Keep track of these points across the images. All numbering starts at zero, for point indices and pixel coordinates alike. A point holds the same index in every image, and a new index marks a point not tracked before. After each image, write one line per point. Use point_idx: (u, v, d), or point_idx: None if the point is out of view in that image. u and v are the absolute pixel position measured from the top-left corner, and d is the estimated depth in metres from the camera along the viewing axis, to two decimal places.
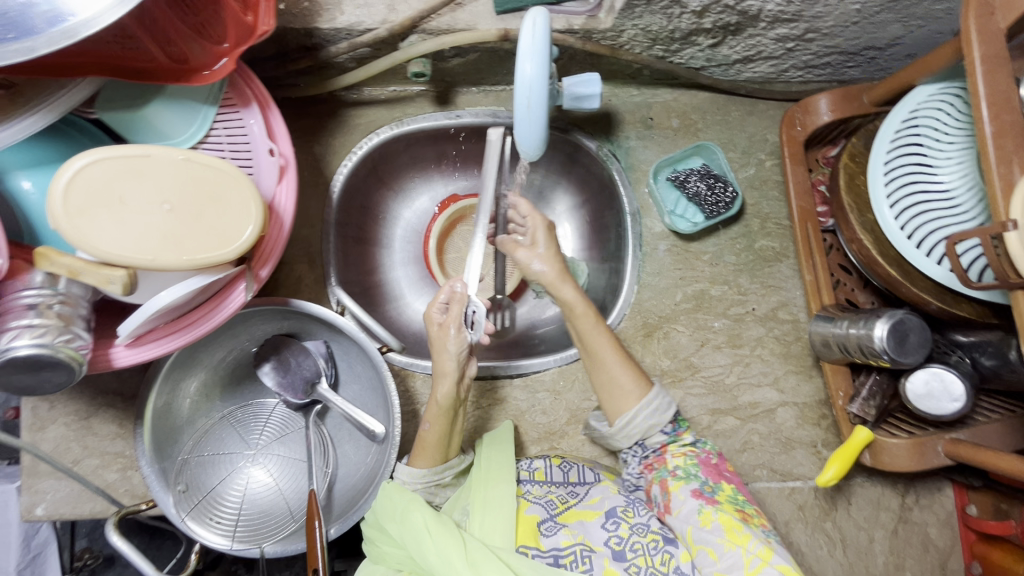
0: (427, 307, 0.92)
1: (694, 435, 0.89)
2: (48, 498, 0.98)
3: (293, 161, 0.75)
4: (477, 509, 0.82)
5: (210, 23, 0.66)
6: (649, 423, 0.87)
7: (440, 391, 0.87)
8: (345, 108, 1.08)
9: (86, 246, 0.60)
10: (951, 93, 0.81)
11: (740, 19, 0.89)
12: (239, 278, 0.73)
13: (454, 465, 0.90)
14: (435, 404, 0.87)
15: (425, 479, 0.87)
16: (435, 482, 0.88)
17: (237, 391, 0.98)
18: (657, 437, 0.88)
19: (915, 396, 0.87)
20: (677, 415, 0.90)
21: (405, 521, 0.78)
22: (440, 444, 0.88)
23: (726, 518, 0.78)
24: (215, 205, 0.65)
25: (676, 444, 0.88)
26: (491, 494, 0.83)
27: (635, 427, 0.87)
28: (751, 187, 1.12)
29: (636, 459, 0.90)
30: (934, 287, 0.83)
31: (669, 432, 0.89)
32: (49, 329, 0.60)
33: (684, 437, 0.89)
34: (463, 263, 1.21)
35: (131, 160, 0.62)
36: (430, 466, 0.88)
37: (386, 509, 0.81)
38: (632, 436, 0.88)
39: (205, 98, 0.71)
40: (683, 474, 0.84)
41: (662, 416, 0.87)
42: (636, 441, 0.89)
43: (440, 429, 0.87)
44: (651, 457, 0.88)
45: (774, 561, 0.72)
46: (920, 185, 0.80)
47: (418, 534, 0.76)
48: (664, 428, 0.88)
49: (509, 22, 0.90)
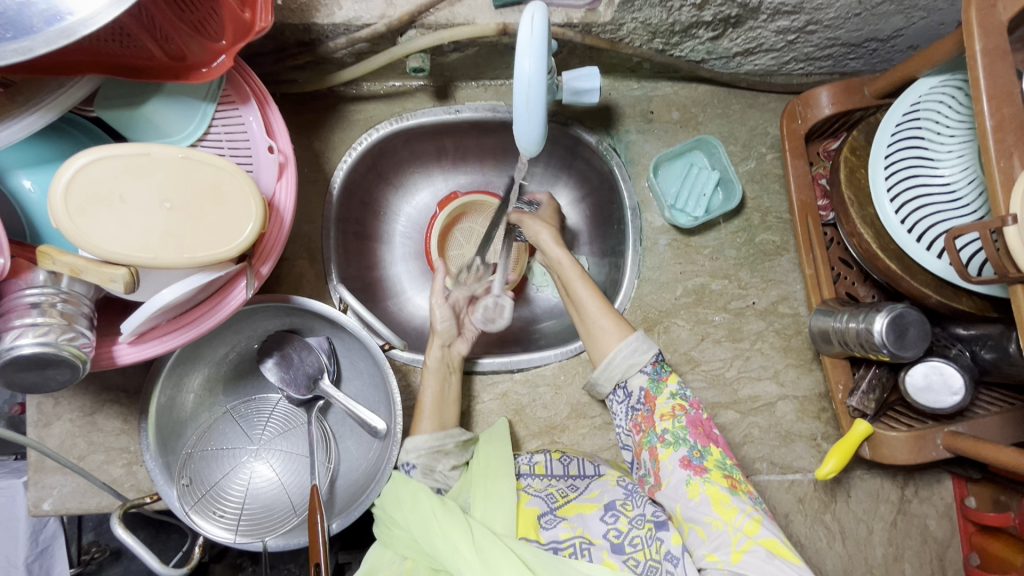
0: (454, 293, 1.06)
1: (678, 383, 0.88)
2: (55, 494, 1.00)
3: (293, 158, 0.75)
4: (478, 503, 0.84)
5: (208, 20, 0.66)
6: (629, 362, 0.89)
7: (432, 354, 0.98)
8: (344, 103, 1.08)
9: (87, 245, 0.60)
10: (953, 85, 0.80)
11: (741, 12, 0.88)
12: (240, 275, 0.74)
13: (455, 435, 0.93)
14: (429, 366, 0.98)
15: (428, 445, 0.91)
16: (436, 448, 0.91)
17: (241, 386, 0.99)
18: (638, 379, 0.89)
19: (914, 389, 0.87)
20: (661, 359, 0.91)
21: (415, 509, 0.81)
22: (438, 407, 0.95)
23: (713, 490, 0.80)
24: (215, 203, 0.65)
25: (662, 394, 0.88)
26: (492, 488, 0.85)
27: (615, 368, 0.89)
28: (752, 180, 1.12)
29: (625, 412, 0.91)
30: (933, 281, 0.83)
31: (652, 374, 0.89)
32: (52, 327, 0.61)
33: (669, 382, 0.89)
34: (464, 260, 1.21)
35: (132, 158, 0.62)
36: (432, 431, 0.92)
37: (395, 496, 0.83)
38: (614, 377, 0.90)
39: (204, 96, 0.71)
40: (671, 439, 0.84)
41: (642, 356, 0.89)
42: (619, 386, 0.91)
43: (438, 390, 0.96)
44: (639, 412, 0.89)
45: (759, 537, 0.75)
46: (921, 179, 0.79)
47: (426, 520, 0.79)
48: (647, 367, 0.89)
49: (507, 16, 0.89)
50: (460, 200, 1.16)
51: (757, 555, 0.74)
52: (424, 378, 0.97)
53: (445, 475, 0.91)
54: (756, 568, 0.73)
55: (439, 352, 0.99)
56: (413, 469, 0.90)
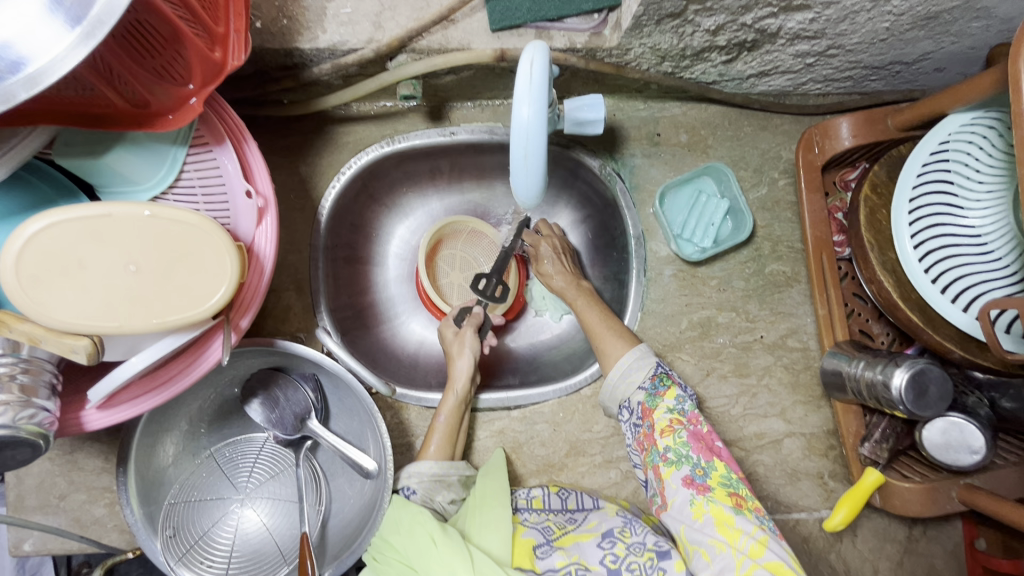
0: (443, 321, 1.03)
1: (676, 398, 0.84)
2: (35, 534, 0.97)
3: (273, 202, 0.70)
4: (474, 532, 0.81)
5: (173, 63, 0.58)
6: (626, 382, 0.87)
7: (458, 384, 0.97)
8: (332, 124, 1.02)
9: (44, 315, 0.55)
10: (983, 123, 0.74)
11: (757, 37, 0.82)
12: (216, 330, 0.69)
13: (459, 467, 0.92)
14: (454, 396, 0.96)
15: (431, 472, 0.89)
16: (439, 478, 0.89)
17: (225, 427, 0.95)
18: (637, 396, 0.86)
19: (931, 445, 0.83)
20: (661, 371, 0.88)
21: (411, 533, 0.78)
22: (450, 435, 0.94)
23: (717, 511, 0.76)
24: (184, 262, 0.60)
25: (659, 408, 0.84)
26: (488, 517, 0.82)
27: (617, 389, 0.88)
28: (763, 208, 1.06)
29: (630, 431, 0.88)
30: (959, 335, 0.78)
31: (649, 391, 0.86)
32: (10, 406, 0.56)
33: (666, 397, 0.85)
34: (454, 287, 1.16)
35: (90, 221, 0.56)
36: (438, 459, 0.91)
37: (393, 520, 0.81)
38: (617, 397, 0.89)
39: (173, 140, 0.65)
40: (673, 458, 0.81)
41: (639, 371, 0.87)
42: (623, 405, 0.89)
43: (455, 422, 0.95)
44: (642, 429, 0.85)
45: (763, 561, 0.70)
46: (946, 229, 0.75)
47: (422, 545, 0.77)
48: (645, 384, 0.86)
49: (506, 41, 0.82)
50: (438, 224, 1.10)
51: None
52: (443, 407, 0.95)
53: (444, 506, 0.88)
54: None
55: (466, 382, 0.97)
56: (413, 494, 0.87)
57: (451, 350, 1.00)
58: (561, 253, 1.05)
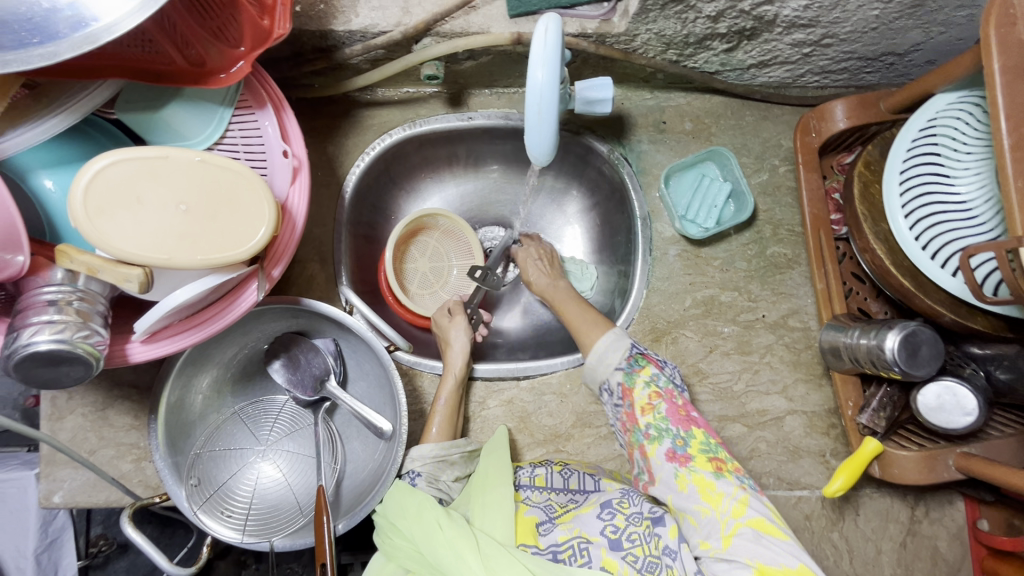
0: (435, 313, 1.08)
1: (654, 371, 0.89)
2: (65, 487, 1.01)
3: (307, 162, 0.76)
4: (477, 514, 0.82)
5: (227, 26, 0.67)
6: (605, 363, 0.92)
7: (456, 364, 1.01)
8: (358, 108, 1.09)
9: (105, 245, 0.61)
10: (970, 101, 0.79)
11: (756, 24, 0.88)
12: (251, 278, 0.74)
13: (461, 445, 0.94)
14: (451, 375, 1.00)
15: (433, 454, 0.91)
16: (442, 458, 0.91)
17: (249, 388, 1.01)
18: (616, 377, 0.90)
19: (926, 408, 0.86)
20: (637, 351, 0.92)
21: (419, 517, 0.77)
22: (451, 416, 0.98)
23: (699, 478, 0.80)
24: (229, 205, 0.66)
25: (639, 385, 0.88)
26: (489, 497, 0.83)
27: (596, 369, 0.93)
28: (764, 193, 1.11)
29: (614, 411, 0.92)
30: (948, 299, 0.83)
31: (626, 369, 0.90)
32: (67, 325, 0.62)
33: (645, 372, 0.89)
34: (419, 275, 1.18)
35: (149, 161, 0.64)
36: (439, 440, 0.94)
37: (400, 506, 0.79)
38: (599, 377, 0.93)
39: (221, 100, 0.72)
40: (656, 434, 0.85)
41: (616, 353, 0.92)
42: (604, 386, 0.93)
43: (454, 402, 0.99)
44: (622, 409, 0.89)
45: (748, 518, 0.76)
46: (936, 197, 0.79)
47: (430, 529, 0.76)
48: (623, 363, 0.90)
49: (522, 26, 0.90)
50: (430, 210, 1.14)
51: (746, 536, 0.75)
52: (442, 390, 0.99)
53: (449, 484, 0.90)
54: (747, 552, 0.74)
55: (461, 360, 1.02)
56: (418, 477, 0.89)
57: (447, 334, 1.05)
58: (548, 262, 1.11)
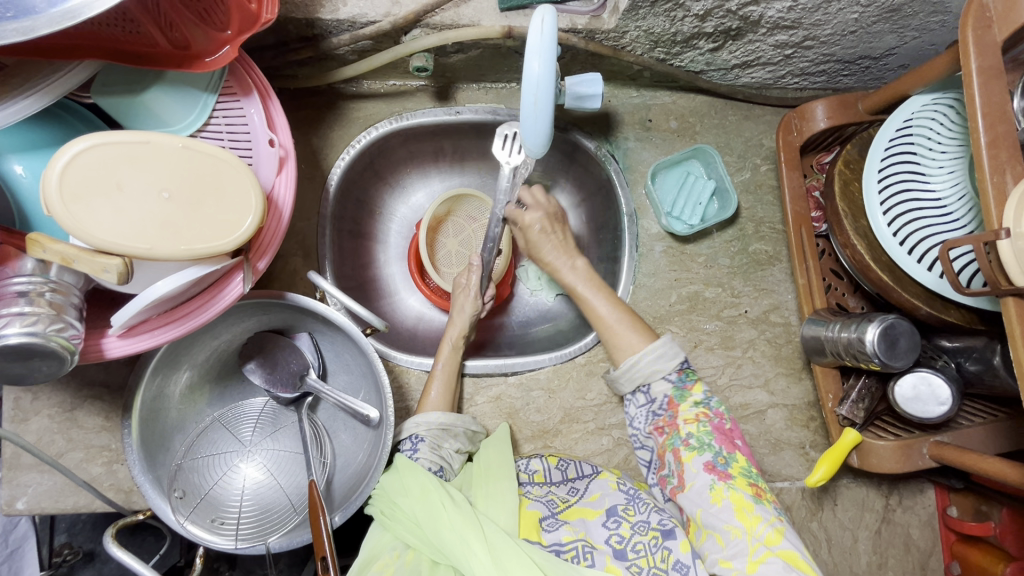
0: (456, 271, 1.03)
1: (705, 393, 0.85)
2: (29, 492, 0.96)
3: (294, 153, 0.74)
4: (479, 500, 0.82)
5: (214, 9, 0.65)
6: (653, 368, 0.86)
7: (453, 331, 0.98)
8: (343, 100, 1.07)
9: (81, 232, 0.58)
10: (944, 103, 0.82)
11: (742, 25, 0.90)
12: (235, 270, 0.72)
13: (465, 419, 0.90)
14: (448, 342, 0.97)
15: (438, 421, 0.87)
16: (444, 427, 0.88)
17: (225, 393, 0.97)
18: (663, 387, 0.86)
19: (903, 398, 0.89)
20: (686, 366, 0.88)
21: (423, 497, 0.77)
22: (449, 383, 0.95)
23: (737, 496, 0.77)
24: (215, 193, 0.64)
25: (686, 402, 0.84)
26: (493, 488, 0.83)
27: (638, 371, 0.86)
28: (746, 191, 1.14)
29: (645, 417, 0.88)
30: (924, 292, 0.86)
31: (675, 382, 0.86)
32: (40, 318, 0.58)
33: (694, 392, 0.85)
34: (451, 256, 1.17)
35: (129, 147, 0.61)
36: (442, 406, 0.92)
37: (402, 483, 0.79)
38: (637, 379, 0.87)
39: (206, 86, 0.70)
40: (696, 444, 0.81)
41: (667, 364, 0.86)
42: (642, 389, 0.88)
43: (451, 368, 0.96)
44: (661, 417, 0.86)
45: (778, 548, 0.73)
46: (913, 194, 0.82)
47: (435, 509, 0.76)
48: (670, 376, 0.87)
49: (513, 19, 0.90)
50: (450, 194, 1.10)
51: (775, 566, 0.72)
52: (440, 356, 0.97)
53: (450, 454, 0.87)
54: None
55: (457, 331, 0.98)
56: (422, 441, 0.85)
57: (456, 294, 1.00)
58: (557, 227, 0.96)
